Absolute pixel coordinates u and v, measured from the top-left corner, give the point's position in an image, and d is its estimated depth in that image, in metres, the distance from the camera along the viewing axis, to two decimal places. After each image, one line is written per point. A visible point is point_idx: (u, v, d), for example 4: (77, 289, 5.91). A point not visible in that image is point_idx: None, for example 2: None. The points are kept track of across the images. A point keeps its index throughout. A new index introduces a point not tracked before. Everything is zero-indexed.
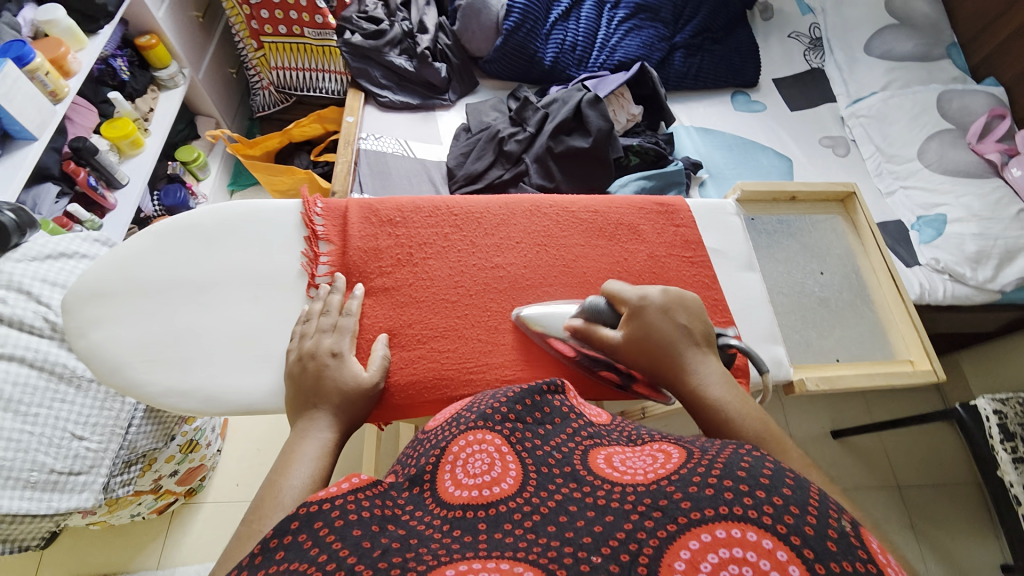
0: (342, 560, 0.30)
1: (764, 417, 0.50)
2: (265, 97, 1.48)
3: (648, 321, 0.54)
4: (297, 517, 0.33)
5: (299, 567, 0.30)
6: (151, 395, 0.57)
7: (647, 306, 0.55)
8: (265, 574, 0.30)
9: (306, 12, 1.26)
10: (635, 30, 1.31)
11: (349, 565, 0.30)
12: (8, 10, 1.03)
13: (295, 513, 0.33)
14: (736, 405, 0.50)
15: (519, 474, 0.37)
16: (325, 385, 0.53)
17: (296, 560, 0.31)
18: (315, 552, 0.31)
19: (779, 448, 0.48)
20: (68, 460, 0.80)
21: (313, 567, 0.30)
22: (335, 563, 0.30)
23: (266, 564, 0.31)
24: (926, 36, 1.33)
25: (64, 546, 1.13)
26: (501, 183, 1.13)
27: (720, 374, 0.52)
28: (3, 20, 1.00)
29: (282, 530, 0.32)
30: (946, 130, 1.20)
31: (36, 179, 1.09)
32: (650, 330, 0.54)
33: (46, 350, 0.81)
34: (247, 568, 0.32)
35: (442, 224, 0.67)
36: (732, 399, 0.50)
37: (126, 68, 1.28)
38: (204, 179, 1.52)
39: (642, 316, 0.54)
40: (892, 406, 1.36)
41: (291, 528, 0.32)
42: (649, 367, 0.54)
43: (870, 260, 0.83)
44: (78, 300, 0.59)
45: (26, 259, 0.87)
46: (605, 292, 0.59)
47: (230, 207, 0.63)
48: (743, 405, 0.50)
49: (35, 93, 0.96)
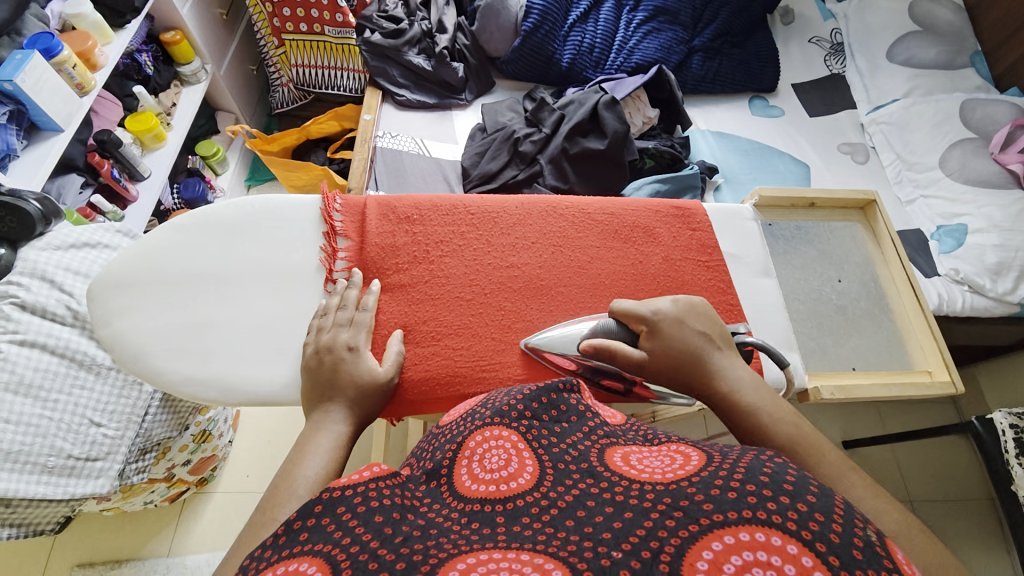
0: (365, 545, 0.31)
1: (797, 416, 0.50)
2: (284, 94, 1.50)
3: (667, 333, 0.55)
4: (321, 501, 0.34)
5: (322, 549, 0.31)
6: (171, 383, 0.58)
7: (662, 320, 0.56)
8: (288, 554, 0.31)
9: (327, 11, 1.28)
10: (653, 33, 1.30)
11: (371, 550, 0.30)
12: (38, 3, 1.05)
13: (318, 497, 0.34)
14: (768, 406, 0.51)
15: (536, 470, 0.37)
16: (340, 379, 0.54)
17: (320, 542, 0.31)
18: (338, 535, 0.32)
19: (816, 451, 0.47)
20: (85, 445, 0.82)
21: (337, 550, 0.30)
22: (358, 547, 0.31)
23: (289, 546, 0.32)
24: (951, 43, 1.31)
25: (78, 530, 1.15)
26: (515, 183, 1.14)
27: (748, 378, 0.53)
28: (33, 12, 1.03)
29: (306, 514, 0.33)
30: (969, 138, 1.18)
31: (62, 169, 1.12)
32: (672, 342, 0.55)
33: (67, 337, 0.83)
34: (272, 548, 0.32)
35: (459, 223, 0.67)
36: (764, 401, 0.51)
37: (151, 63, 1.31)
38: (223, 174, 1.54)
39: (661, 331, 0.55)
40: (905, 418, 1.34)
41: (314, 511, 0.33)
42: (678, 376, 0.55)
43: (890, 269, 0.82)
44: (103, 288, 0.60)
45: (49, 248, 0.89)
46: (613, 311, 0.59)
47: (252, 201, 0.64)
48: (774, 406, 0.51)
49: (62, 85, 0.98)
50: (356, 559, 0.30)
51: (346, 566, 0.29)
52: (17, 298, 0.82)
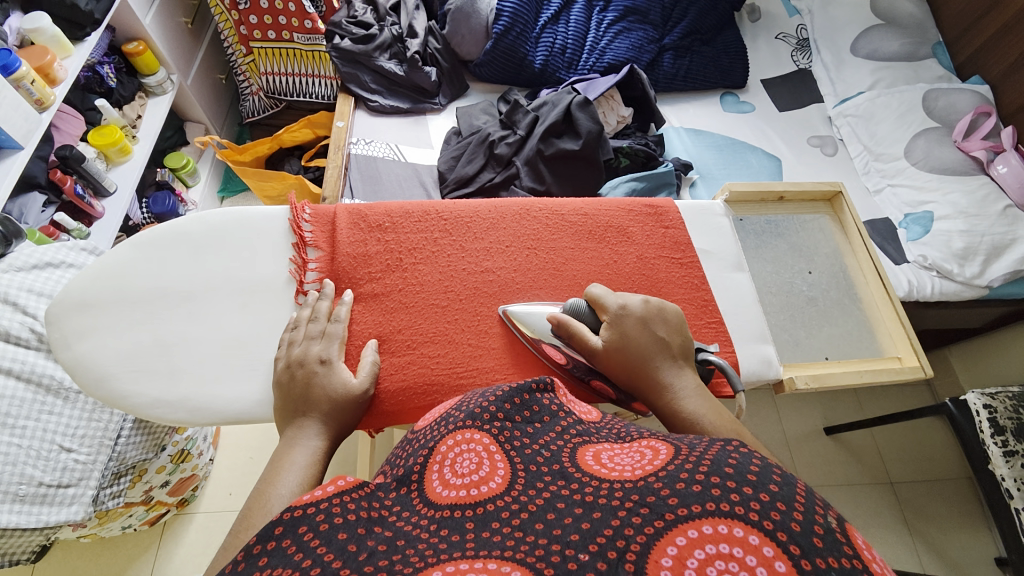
0: (327, 564, 0.30)
1: (737, 430, 0.51)
2: (255, 103, 1.47)
3: (627, 330, 0.55)
4: (282, 522, 0.33)
5: (283, 572, 0.30)
6: (137, 406, 0.56)
7: (627, 316, 0.56)
8: None
9: (295, 18, 1.25)
10: (624, 32, 1.31)
11: (334, 569, 0.30)
12: None
13: (279, 518, 0.33)
14: (709, 417, 0.51)
15: (507, 473, 0.37)
16: (313, 393, 0.53)
17: (281, 565, 0.30)
18: (299, 557, 0.31)
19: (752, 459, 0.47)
20: (56, 472, 0.79)
21: (299, 571, 0.30)
22: (320, 567, 0.30)
23: (249, 571, 0.31)
24: (912, 35, 1.35)
25: (53, 560, 1.11)
26: (492, 186, 1.13)
27: (695, 387, 0.53)
28: None
29: (266, 537, 0.32)
30: (932, 128, 1.21)
31: (22, 187, 1.08)
32: (628, 341, 0.55)
33: (32, 362, 0.80)
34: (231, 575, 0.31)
35: (432, 229, 0.67)
36: (706, 412, 0.51)
37: (114, 75, 1.28)
38: (194, 186, 1.51)
39: (621, 326, 0.56)
40: (884, 402, 1.38)
41: (275, 533, 0.32)
42: (627, 377, 0.55)
43: (857, 259, 0.84)
44: (62, 310, 0.58)
45: (12, 269, 0.86)
46: (587, 296, 0.60)
47: (217, 214, 0.63)
48: (715, 418, 0.51)
49: (20, 101, 0.95)
50: None
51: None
52: None
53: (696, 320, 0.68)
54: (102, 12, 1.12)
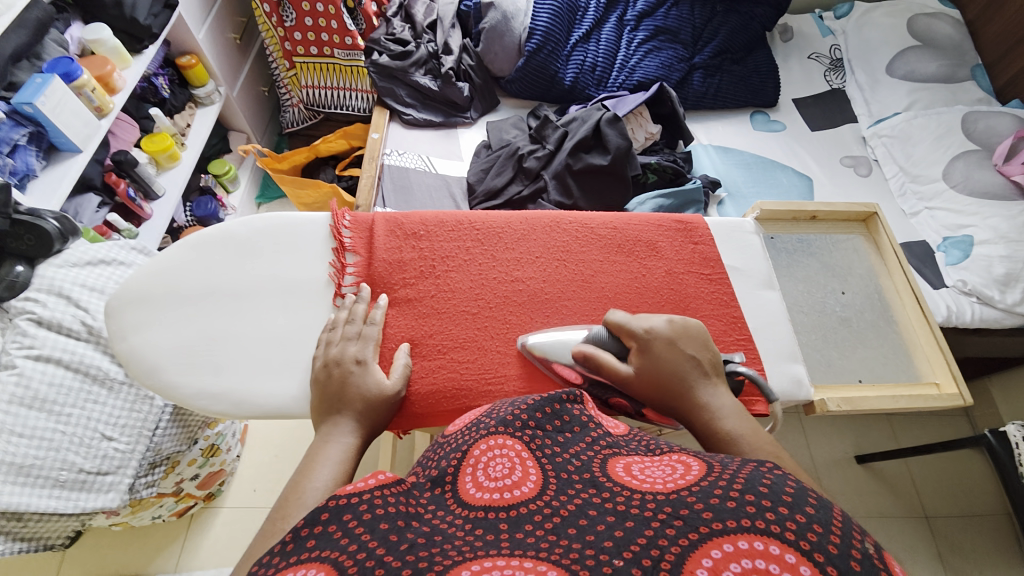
0: (371, 551, 0.31)
1: (777, 448, 0.50)
2: (295, 114, 1.55)
3: (657, 354, 0.56)
4: (327, 509, 0.34)
5: (331, 556, 0.31)
6: (184, 396, 0.59)
7: (655, 340, 0.57)
8: (299, 561, 0.31)
9: (337, 35, 1.32)
10: (655, 51, 1.33)
11: (377, 556, 0.31)
12: (57, 27, 1.08)
13: (325, 505, 0.35)
14: (748, 436, 0.51)
15: (539, 479, 0.38)
16: (349, 392, 0.54)
17: (328, 549, 0.32)
18: (345, 543, 0.32)
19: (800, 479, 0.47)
20: (96, 459, 0.83)
21: (345, 557, 0.31)
22: (364, 555, 0.31)
23: (298, 553, 0.32)
24: (951, 56, 1.34)
25: (85, 547, 1.15)
26: (520, 199, 1.16)
27: (732, 405, 0.53)
28: (52, 37, 1.05)
29: (313, 521, 0.34)
30: (972, 150, 1.18)
31: (80, 189, 1.16)
32: (660, 364, 0.55)
33: (82, 352, 0.85)
34: (279, 555, 0.33)
35: (464, 238, 0.69)
36: (745, 432, 0.51)
37: (167, 85, 1.35)
38: (234, 192, 1.58)
39: (651, 350, 0.56)
40: (919, 432, 1.32)
41: (322, 519, 0.34)
42: (662, 399, 0.55)
43: (893, 280, 0.82)
44: (121, 304, 0.62)
45: (67, 265, 0.92)
46: (607, 323, 0.61)
47: (263, 218, 0.66)
48: (755, 437, 0.51)
49: (81, 109, 1.02)
50: (361, 565, 0.30)
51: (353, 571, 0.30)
52: (35, 314, 0.85)
53: (724, 336, 0.68)
54: (159, 26, 1.19)
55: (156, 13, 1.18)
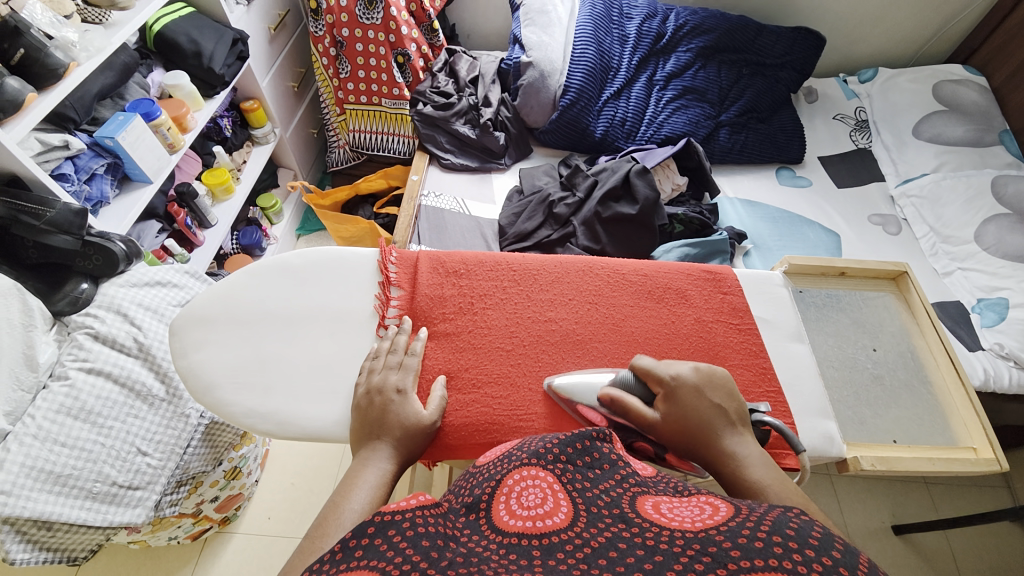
0: (415, 564, 0.34)
1: (803, 502, 0.50)
2: (339, 155, 1.65)
3: (683, 401, 0.56)
4: (373, 524, 0.37)
5: (378, 565, 0.34)
6: (234, 414, 0.63)
7: (681, 386, 0.57)
8: (346, 567, 0.34)
9: (385, 86, 1.44)
10: (682, 109, 1.41)
11: (420, 569, 0.33)
12: (142, 73, 1.21)
13: (371, 520, 0.37)
14: (776, 487, 0.51)
15: (570, 511, 0.40)
16: (389, 419, 0.57)
17: (375, 560, 0.34)
18: (390, 555, 0.35)
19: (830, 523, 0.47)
20: (129, 474, 0.86)
21: (390, 566, 0.34)
22: (409, 567, 0.34)
23: (346, 561, 0.35)
24: (977, 122, 1.37)
25: (100, 563, 1.16)
26: (549, 242, 1.20)
27: (759, 454, 0.54)
28: (137, 80, 1.17)
29: (360, 533, 0.36)
30: (1003, 214, 1.20)
31: (144, 216, 1.26)
32: (686, 410, 0.56)
33: (130, 367, 0.90)
34: (329, 562, 0.35)
35: (502, 278, 0.72)
36: (773, 480, 0.51)
37: (230, 126, 1.48)
38: (278, 223, 1.69)
39: (677, 397, 0.57)
40: (960, 504, 1.24)
41: (368, 532, 0.36)
42: (689, 447, 0.55)
43: (926, 340, 0.81)
44: (184, 324, 0.67)
45: (129, 284, 0.99)
46: (634, 367, 0.61)
47: (319, 251, 0.72)
48: (782, 488, 0.51)
49: (155, 144, 1.13)
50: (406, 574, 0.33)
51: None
52: (92, 329, 0.90)
53: (753, 387, 0.68)
54: (231, 75, 1.31)
55: (230, 63, 1.29)
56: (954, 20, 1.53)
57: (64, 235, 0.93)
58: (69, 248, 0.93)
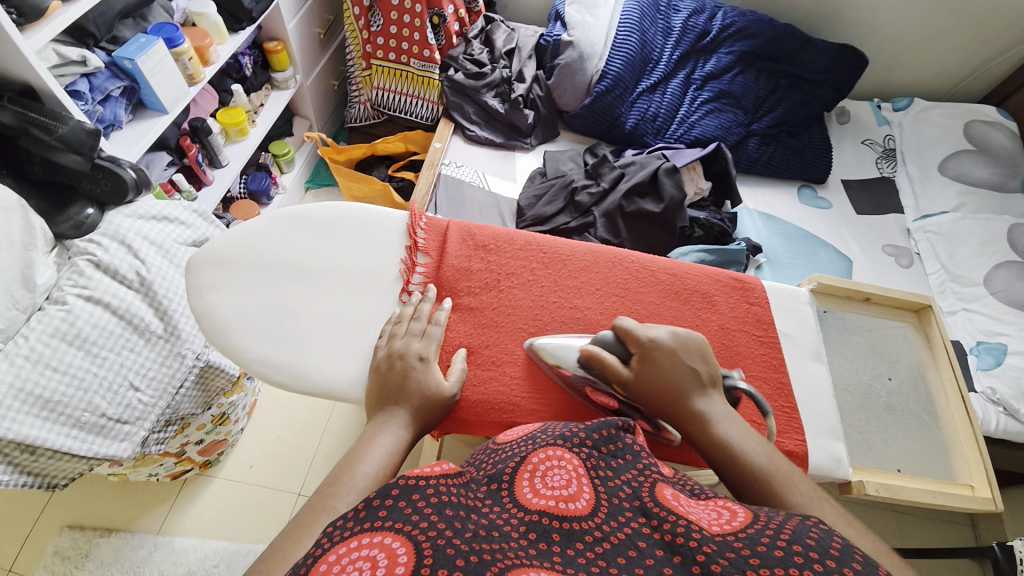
0: (441, 531, 0.33)
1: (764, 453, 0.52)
2: (360, 111, 1.59)
3: (657, 363, 0.57)
4: (398, 486, 0.36)
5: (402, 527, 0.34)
6: (246, 361, 0.61)
7: (657, 349, 0.57)
8: (371, 526, 0.34)
9: (417, 46, 1.39)
10: (715, 112, 1.38)
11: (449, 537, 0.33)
12: None
13: (395, 482, 0.37)
14: (741, 443, 0.53)
15: (592, 498, 0.40)
16: (408, 386, 0.56)
17: (400, 521, 0.34)
18: (415, 517, 0.34)
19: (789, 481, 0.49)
20: (119, 407, 0.85)
21: (416, 530, 0.33)
22: (434, 532, 0.33)
23: (370, 517, 0.35)
24: (1004, 166, 1.37)
25: (77, 490, 1.16)
26: (567, 229, 1.18)
27: (726, 413, 0.55)
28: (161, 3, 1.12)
29: (385, 493, 0.36)
30: (1015, 261, 1.22)
31: (155, 147, 1.23)
32: (659, 373, 0.56)
33: (129, 301, 0.87)
34: (352, 518, 0.35)
35: (531, 259, 0.71)
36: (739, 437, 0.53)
37: (250, 65, 1.43)
38: (287, 173, 1.65)
39: (653, 359, 0.57)
40: (926, 535, 1.28)
41: (393, 493, 0.36)
42: (658, 404, 0.56)
43: (940, 377, 0.82)
44: (202, 263, 0.65)
45: (135, 216, 0.95)
46: (614, 327, 0.61)
47: (347, 205, 0.70)
48: (745, 442, 0.53)
49: (174, 72, 1.08)
50: (432, 539, 0.32)
51: (428, 545, 0.32)
52: (94, 256, 0.88)
53: (771, 402, 0.68)
54: (259, 12, 1.25)
55: None
56: (997, 59, 1.51)
57: (74, 155, 0.89)
58: (78, 169, 0.90)
